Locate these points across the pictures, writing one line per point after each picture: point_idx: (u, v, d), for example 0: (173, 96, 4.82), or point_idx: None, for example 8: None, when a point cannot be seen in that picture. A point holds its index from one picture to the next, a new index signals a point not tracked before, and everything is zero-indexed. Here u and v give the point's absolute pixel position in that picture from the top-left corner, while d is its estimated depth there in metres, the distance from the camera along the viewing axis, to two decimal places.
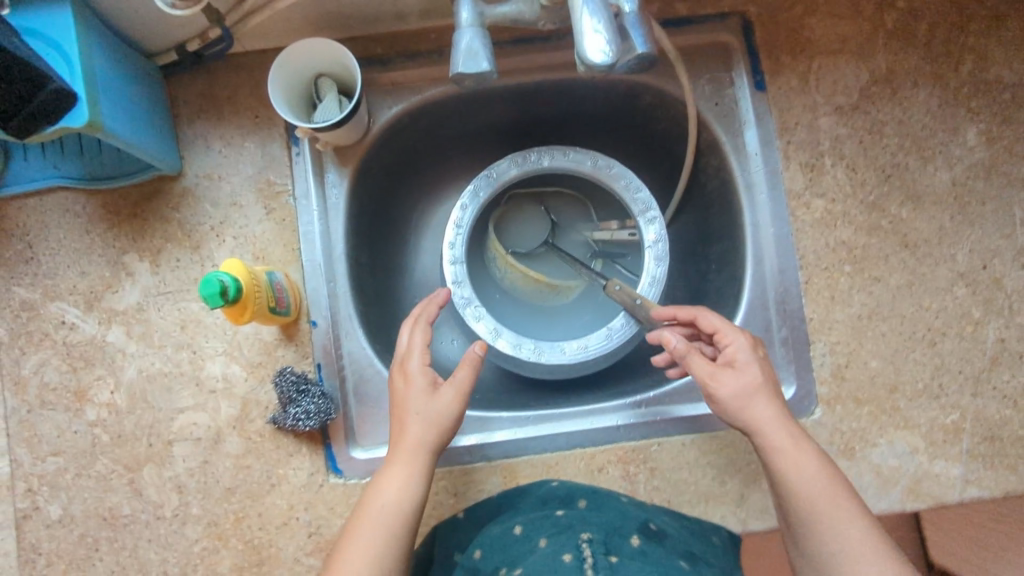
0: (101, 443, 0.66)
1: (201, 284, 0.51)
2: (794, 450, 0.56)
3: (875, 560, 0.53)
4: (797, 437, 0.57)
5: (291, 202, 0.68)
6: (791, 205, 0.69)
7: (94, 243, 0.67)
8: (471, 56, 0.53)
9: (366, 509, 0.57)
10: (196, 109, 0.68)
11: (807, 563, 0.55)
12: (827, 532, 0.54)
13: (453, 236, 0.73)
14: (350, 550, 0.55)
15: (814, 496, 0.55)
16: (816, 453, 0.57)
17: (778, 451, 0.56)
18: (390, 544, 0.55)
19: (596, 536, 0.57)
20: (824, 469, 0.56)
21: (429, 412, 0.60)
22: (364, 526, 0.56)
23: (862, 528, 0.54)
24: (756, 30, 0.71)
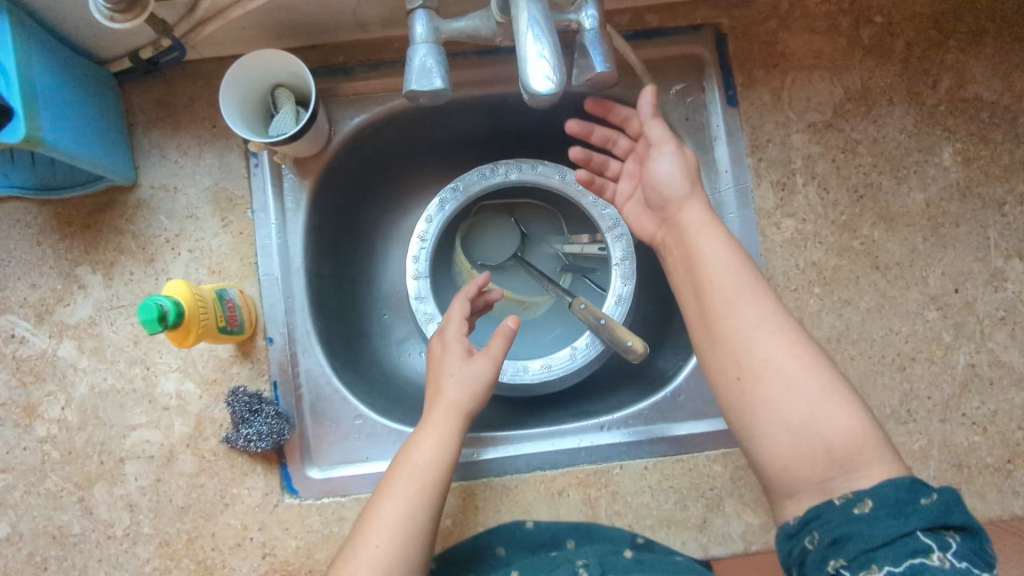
0: (51, 460, 0.64)
1: (138, 308, 0.50)
2: (725, 256, 0.53)
3: (812, 383, 0.48)
4: (732, 252, 0.54)
5: (248, 215, 0.66)
6: (761, 224, 0.68)
7: (45, 254, 0.66)
8: (423, 73, 0.51)
9: (398, 467, 0.56)
10: (152, 118, 0.66)
11: (736, 393, 0.50)
12: (759, 355, 0.50)
13: (417, 249, 0.71)
14: (385, 507, 0.53)
15: (746, 313, 0.51)
16: (750, 269, 0.53)
17: (710, 260, 0.53)
18: (423, 503, 0.54)
19: (592, 560, 0.57)
20: (758, 290, 0.52)
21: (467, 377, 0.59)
22: (396, 484, 0.55)
23: (795, 350, 0.50)
24: (729, 42, 0.69)
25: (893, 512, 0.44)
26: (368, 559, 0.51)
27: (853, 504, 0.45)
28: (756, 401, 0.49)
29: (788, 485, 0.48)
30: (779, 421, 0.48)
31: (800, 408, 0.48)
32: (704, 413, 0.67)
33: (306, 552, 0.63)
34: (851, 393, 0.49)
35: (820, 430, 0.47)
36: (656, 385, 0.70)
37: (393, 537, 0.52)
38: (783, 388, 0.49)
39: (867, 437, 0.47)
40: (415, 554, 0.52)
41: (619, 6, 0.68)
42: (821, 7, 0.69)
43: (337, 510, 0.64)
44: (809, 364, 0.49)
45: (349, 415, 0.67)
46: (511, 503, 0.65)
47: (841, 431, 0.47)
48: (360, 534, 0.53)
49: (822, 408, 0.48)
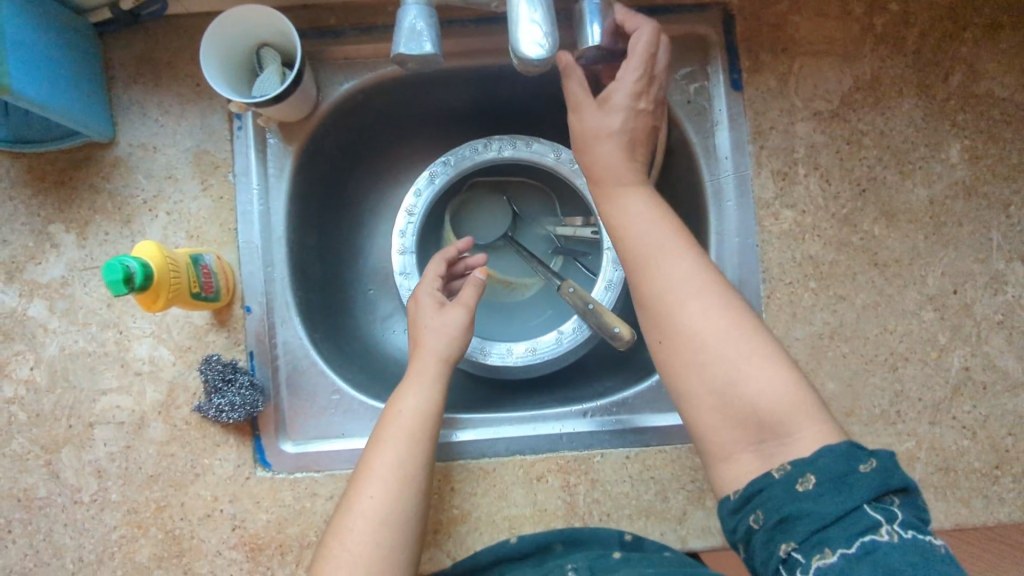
0: (18, 421, 0.63)
1: (103, 270, 0.48)
2: (648, 215, 0.51)
3: (736, 344, 0.47)
4: (654, 210, 0.52)
5: (230, 179, 0.64)
6: (759, 214, 0.66)
7: (18, 210, 0.63)
8: (413, 36, 0.48)
9: (385, 420, 0.56)
10: (133, 73, 0.64)
11: (661, 356, 0.49)
12: (681, 317, 0.48)
13: (404, 223, 0.69)
14: (379, 458, 0.53)
15: (670, 274, 0.49)
16: (673, 226, 0.51)
17: (629, 223, 0.51)
18: (416, 450, 0.54)
19: (581, 564, 0.56)
20: (681, 246, 0.50)
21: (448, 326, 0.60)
22: (387, 434, 0.55)
23: (721, 311, 0.48)
24: (737, 23, 0.66)
25: (837, 486, 0.42)
26: (365, 510, 0.51)
27: (796, 480, 0.43)
28: (681, 365, 0.48)
29: (722, 448, 0.47)
30: (704, 385, 0.47)
31: (725, 369, 0.47)
32: None
33: (276, 527, 0.62)
34: (776, 350, 0.47)
35: (748, 394, 0.46)
36: (643, 374, 0.69)
37: (389, 486, 0.52)
38: (707, 352, 0.47)
39: (797, 396, 0.46)
40: (413, 503, 0.53)
41: None
42: None
43: (310, 485, 0.62)
44: (732, 327, 0.48)
45: (326, 389, 0.65)
46: (489, 486, 0.64)
47: (766, 394, 0.46)
48: (355, 486, 0.53)
49: (747, 369, 0.46)
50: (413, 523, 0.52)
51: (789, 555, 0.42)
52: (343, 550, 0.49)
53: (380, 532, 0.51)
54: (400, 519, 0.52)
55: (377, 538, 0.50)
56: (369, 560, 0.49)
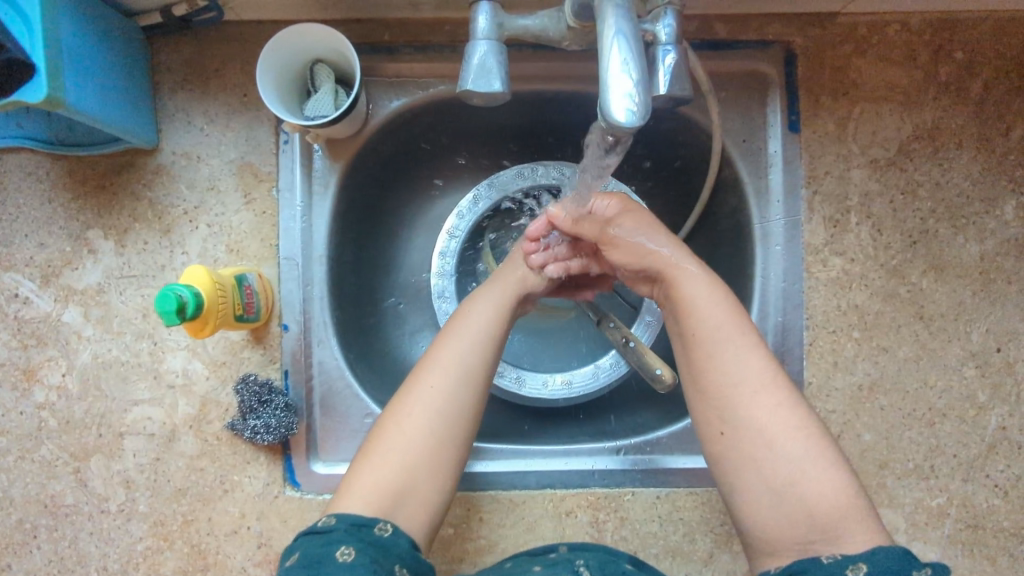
0: (48, 428, 0.62)
1: (156, 299, 0.49)
2: (711, 298, 0.50)
3: (796, 446, 0.46)
4: (724, 294, 0.51)
5: (274, 194, 0.63)
6: (807, 260, 0.65)
7: (56, 213, 0.62)
8: (482, 72, 0.47)
9: (455, 321, 0.56)
10: (180, 79, 0.62)
11: (717, 448, 0.49)
12: (743, 411, 0.48)
13: (445, 244, 0.69)
14: (436, 357, 0.53)
15: (731, 363, 0.48)
16: (737, 316, 0.50)
17: (696, 306, 0.50)
18: (484, 350, 0.54)
19: (592, 563, 0.55)
20: (747, 337, 0.49)
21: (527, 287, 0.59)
22: (454, 333, 0.55)
23: (780, 411, 0.47)
24: (799, 63, 0.65)
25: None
26: (424, 399, 0.51)
27: (846, 567, 0.43)
28: (735, 454, 0.48)
29: (767, 539, 0.47)
30: (759, 481, 0.47)
31: (784, 469, 0.46)
32: None
33: None
34: (836, 454, 0.47)
35: (802, 496, 0.46)
36: (677, 413, 0.68)
37: (452, 379, 0.52)
38: (767, 452, 0.47)
39: (852, 503, 0.46)
40: (467, 405, 0.52)
41: (688, 12, 0.64)
42: (901, 35, 0.65)
43: None
44: (795, 428, 0.47)
45: (359, 412, 0.64)
46: (518, 518, 0.63)
47: (821, 498, 0.45)
48: (415, 377, 0.53)
49: (805, 471, 0.46)
50: (471, 422, 0.52)
51: None
52: (396, 438, 0.50)
53: (435, 423, 0.51)
54: (452, 416, 0.51)
55: (431, 426, 0.51)
56: (419, 449, 0.50)
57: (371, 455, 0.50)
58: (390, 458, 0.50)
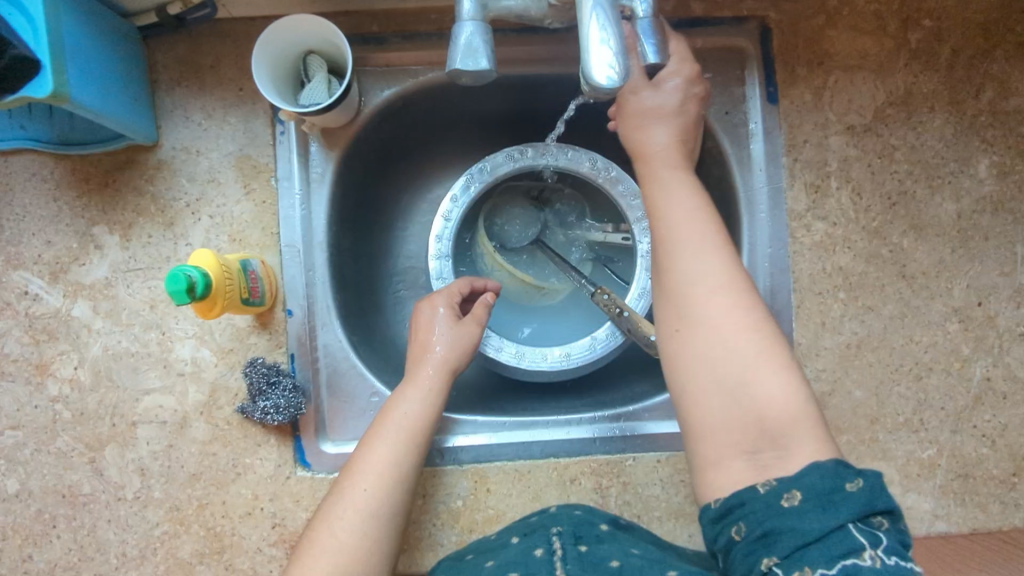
0: (62, 420, 0.64)
1: (166, 279, 0.51)
2: (687, 209, 0.52)
3: (750, 348, 0.48)
4: (698, 203, 0.53)
5: (272, 183, 0.65)
6: (792, 225, 0.67)
7: (61, 211, 0.64)
8: (469, 53, 0.50)
9: (383, 417, 0.59)
10: (176, 77, 0.65)
11: (675, 346, 0.50)
12: (703, 308, 0.49)
13: (441, 227, 0.70)
14: (365, 458, 0.57)
15: (687, 269, 0.50)
16: (709, 229, 0.51)
17: (669, 207, 0.52)
18: (407, 451, 0.58)
19: (567, 529, 0.57)
20: (712, 241, 0.51)
21: (448, 334, 0.63)
22: (384, 431, 0.58)
23: (739, 311, 0.49)
24: (774, 37, 0.67)
25: (821, 504, 0.43)
26: (358, 502, 0.55)
27: (781, 496, 0.44)
28: (692, 347, 0.49)
29: (713, 451, 0.48)
30: (714, 382, 0.48)
31: (738, 371, 0.48)
32: None
33: None
34: (790, 365, 0.48)
35: (753, 398, 0.47)
36: None
37: (382, 482, 0.56)
38: (724, 349, 0.48)
39: (801, 410, 0.47)
40: (392, 504, 0.56)
41: None
42: (871, 6, 0.67)
43: None
44: (750, 328, 0.49)
45: (366, 391, 0.66)
46: (523, 488, 0.65)
47: (772, 399, 0.47)
48: (346, 477, 0.56)
49: (759, 374, 0.47)
50: (397, 514, 0.56)
51: (769, 570, 0.42)
52: (330, 537, 0.54)
53: (367, 525, 0.54)
54: (379, 515, 0.55)
55: (363, 529, 0.54)
56: (354, 547, 0.54)
57: (305, 555, 0.53)
58: (323, 558, 0.53)
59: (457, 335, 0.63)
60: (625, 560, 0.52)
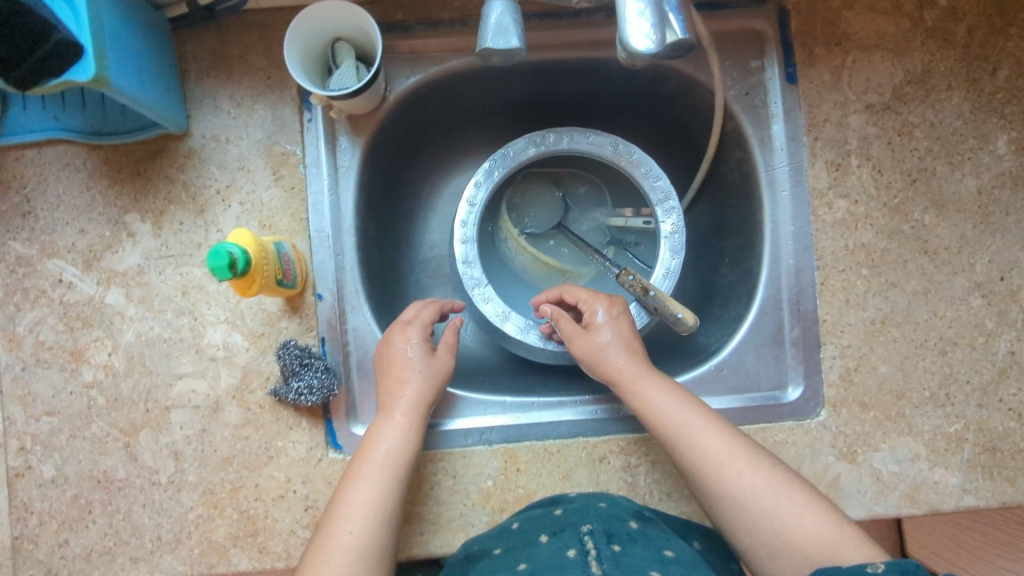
0: (97, 406, 0.65)
1: (208, 255, 0.52)
2: (674, 403, 0.61)
3: (768, 498, 0.56)
4: (672, 391, 0.62)
5: (301, 169, 0.66)
6: (814, 203, 0.67)
7: (94, 200, 0.65)
8: (500, 31, 0.51)
9: (364, 456, 0.60)
10: (206, 67, 0.66)
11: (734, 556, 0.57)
12: (721, 478, 0.57)
13: (465, 213, 0.71)
14: (347, 501, 0.57)
15: (693, 453, 0.59)
16: (693, 404, 0.61)
17: (656, 410, 0.61)
18: (385, 487, 0.58)
19: (598, 526, 0.56)
20: (701, 412, 0.61)
21: (419, 366, 0.64)
22: (365, 472, 0.59)
23: (751, 467, 0.57)
24: (791, 18, 0.68)
25: (902, 574, 0.47)
26: (343, 544, 0.55)
27: (868, 566, 0.49)
28: (729, 510, 0.57)
29: None
30: (763, 534, 0.55)
31: (773, 520, 0.55)
32: (745, 387, 0.68)
33: None
34: (810, 499, 0.56)
35: (793, 538, 0.54)
36: (697, 358, 0.71)
37: (366, 524, 0.56)
38: (755, 505, 0.56)
39: (838, 533, 0.54)
40: (378, 544, 0.56)
41: None
42: None
43: None
44: (762, 476, 0.57)
45: None
46: (553, 467, 0.65)
47: (812, 534, 0.54)
48: (332, 524, 0.56)
49: (794, 515, 0.55)
50: (386, 546, 0.57)
51: None
52: None
53: (356, 566, 0.55)
54: (366, 558, 0.55)
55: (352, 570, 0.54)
56: None
57: None
58: None
59: (425, 366, 0.64)
60: (666, 570, 0.51)
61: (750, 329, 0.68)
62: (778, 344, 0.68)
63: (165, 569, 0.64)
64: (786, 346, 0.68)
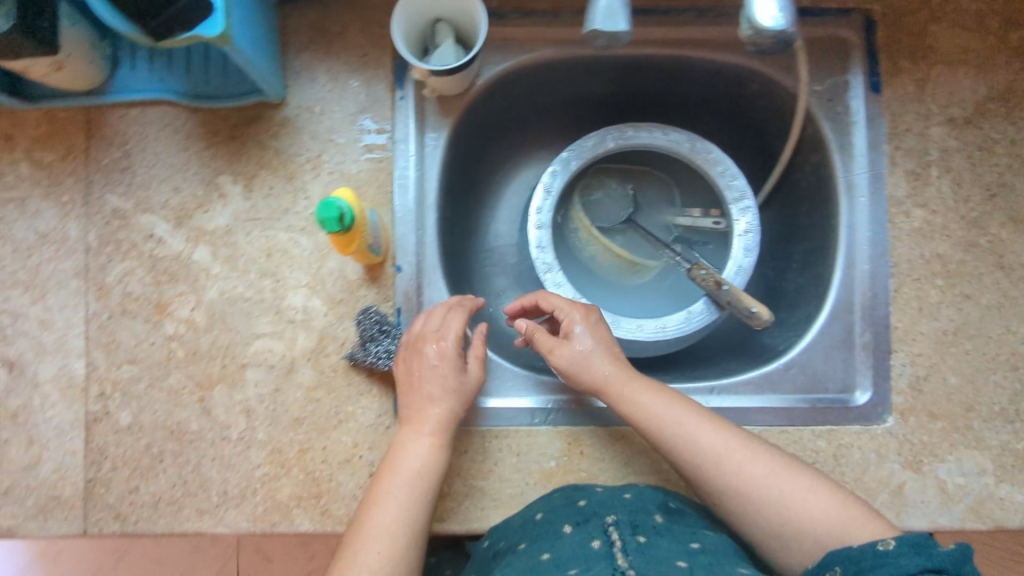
0: (177, 358, 0.67)
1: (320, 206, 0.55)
2: (667, 404, 0.61)
3: (776, 486, 0.57)
4: (664, 395, 0.62)
5: (390, 145, 0.68)
6: (891, 211, 0.68)
7: (190, 160, 0.68)
8: (609, 15, 0.53)
9: (391, 474, 0.60)
10: (306, 40, 0.69)
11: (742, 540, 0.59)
12: (724, 473, 0.58)
13: (541, 201, 0.73)
14: (371, 520, 0.57)
15: (690, 455, 0.59)
16: (684, 403, 0.62)
17: (648, 413, 0.61)
18: (412, 505, 0.58)
19: (622, 517, 0.56)
20: (692, 409, 0.61)
21: (451, 384, 0.62)
22: (389, 490, 0.59)
23: (754, 460, 0.58)
24: (878, 29, 0.69)
25: (915, 549, 0.50)
26: (369, 565, 0.55)
27: (877, 543, 0.51)
28: (735, 500, 0.58)
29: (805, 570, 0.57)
30: (775, 521, 0.57)
31: (783, 508, 0.57)
32: (811, 389, 0.68)
33: None
34: (818, 483, 0.58)
35: (804, 522, 0.56)
36: (764, 359, 0.71)
37: (393, 545, 0.56)
38: (767, 496, 0.57)
39: (848, 514, 0.56)
40: (407, 562, 0.57)
41: None
42: (973, 5, 0.69)
43: None
44: (768, 467, 0.58)
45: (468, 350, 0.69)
46: (616, 452, 0.66)
47: (824, 516, 0.56)
48: (357, 545, 0.56)
49: (806, 500, 0.57)
50: (412, 565, 0.57)
51: None
52: None
53: None
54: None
55: None
56: None
57: None
58: None
59: (456, 384, 0.63)
60: (691, 560, 0.52)
61: (819, 331, 0.69)
62: (847, 348, 0.68)
63: (228, 524, 0.65)
64: (855, 351, 0.68)
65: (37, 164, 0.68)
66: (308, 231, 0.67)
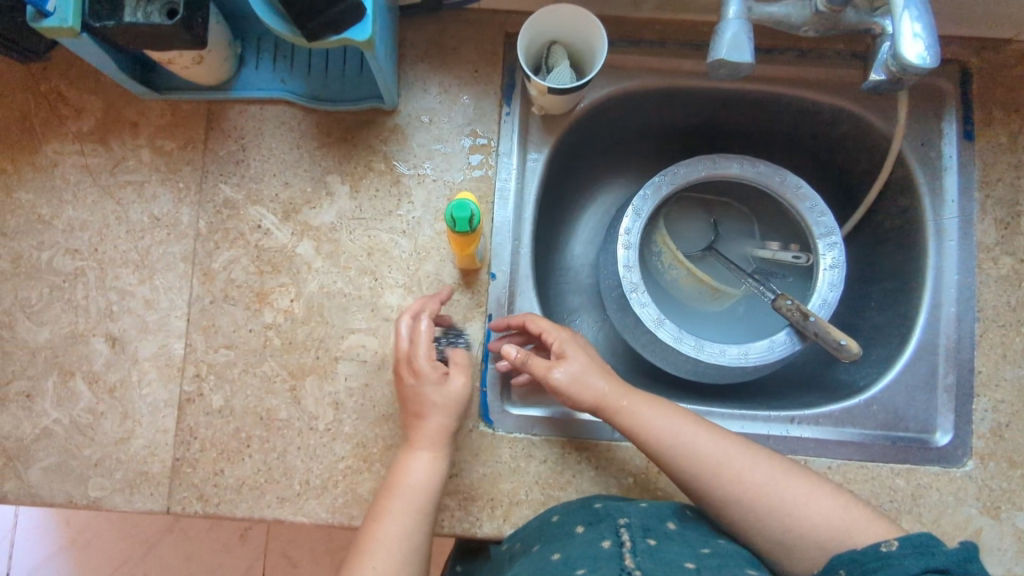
0: (272, 346, 0.68)
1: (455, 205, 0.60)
2: (664, 417, 0.62)
3: (777, 495, 0.58)
4: (661, 408, 0.62)
5: (493, 158, 0.70)
6: (980, 257, 0.69)
7: (302, 158, 0.71)
8: (735, 46, 0.55)
9: (391, 490, 0.60)
10: (422, 53, 0.72)
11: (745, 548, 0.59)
12: (724, 484, 0.59)
13: (630, 223, 0.73)
14: (376, 536, 0.58)
15: (690, 467, 0.59)
16: (681, 414, 0.62)
17: (648, 426, 0.61)
18: (412, 521, 0.59)
19: (634, 521, 0.56)
20: (690, 420, 0.62)
21: (437, 398, 0.61)
22: (392, 506, 0.60)
23: (753, 470, 0.59)
24: (973, 81, 0.71)
25: (918, 551, 0.51)
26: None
27: (882, 545, 0.53)
28: (736, 510, 0.58)
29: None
30: (777, 529, 0.57)
31: (787, 516, 0.57)
32: (890, 427, 0.69)
33: (491, 481, 0.66)
34: (820, 489, 0.58)
35: (807, 528, 0.56)
36: (844, 394, 0.72)
37: (396, 560, 0.57)
38: (770, 506, 0.57)
39: (851, 520, 0.56)
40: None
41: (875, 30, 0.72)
42: None
43: (527, 447, 0.67)
44: (768, 476, 0.59)
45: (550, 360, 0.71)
46: None
47: (827, 522, 0.56)
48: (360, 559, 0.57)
49: (808, 508, 0.57)
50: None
51: None
52: None
53: None
54: None
55: None
56: None
57: None
58: None
59: (442, 397, 0.62)
60: (699, 560, 0.53)
61: (902, 370, 0.69)
62: (930, 388, 0.69)
63: (307, 513, 0.66)
64: (938, 392, 0.68)
65: (157, 151, 0.71)
66: (408, 233, 0.70)
